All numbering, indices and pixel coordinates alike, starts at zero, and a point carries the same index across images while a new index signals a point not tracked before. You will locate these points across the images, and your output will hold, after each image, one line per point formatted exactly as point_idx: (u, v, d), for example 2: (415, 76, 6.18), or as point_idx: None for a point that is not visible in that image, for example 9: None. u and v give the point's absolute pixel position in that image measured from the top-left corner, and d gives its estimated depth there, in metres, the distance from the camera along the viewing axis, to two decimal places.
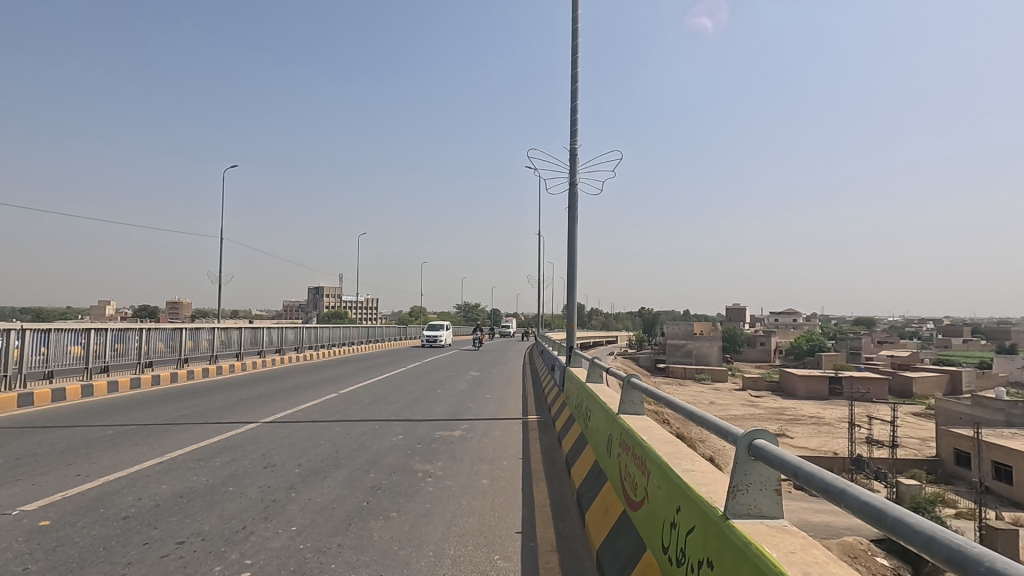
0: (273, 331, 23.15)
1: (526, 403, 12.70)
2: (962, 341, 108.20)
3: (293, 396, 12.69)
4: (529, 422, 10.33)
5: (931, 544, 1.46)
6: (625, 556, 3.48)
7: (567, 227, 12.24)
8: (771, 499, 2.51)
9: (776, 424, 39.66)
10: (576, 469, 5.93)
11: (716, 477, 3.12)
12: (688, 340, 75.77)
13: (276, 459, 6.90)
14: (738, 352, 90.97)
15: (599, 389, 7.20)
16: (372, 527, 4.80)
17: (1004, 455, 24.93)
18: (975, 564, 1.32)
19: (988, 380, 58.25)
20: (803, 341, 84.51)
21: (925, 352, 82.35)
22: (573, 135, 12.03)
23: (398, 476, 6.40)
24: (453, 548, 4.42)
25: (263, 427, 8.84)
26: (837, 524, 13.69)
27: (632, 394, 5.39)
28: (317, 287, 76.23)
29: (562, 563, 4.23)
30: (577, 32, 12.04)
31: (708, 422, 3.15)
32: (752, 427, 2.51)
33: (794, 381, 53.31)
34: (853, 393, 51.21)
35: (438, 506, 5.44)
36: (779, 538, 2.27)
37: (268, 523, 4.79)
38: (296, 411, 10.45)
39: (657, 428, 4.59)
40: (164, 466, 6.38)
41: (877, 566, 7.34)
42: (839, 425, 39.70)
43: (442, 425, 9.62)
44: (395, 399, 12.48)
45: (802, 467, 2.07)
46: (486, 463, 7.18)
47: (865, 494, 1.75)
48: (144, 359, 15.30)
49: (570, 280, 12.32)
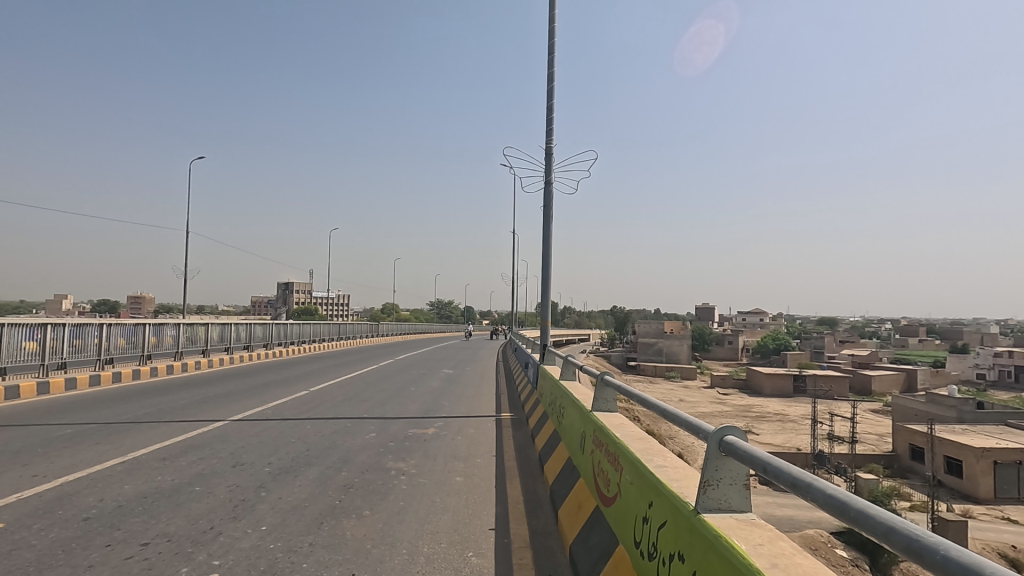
0: (241, 327, 22.65)
1: (499, 401, 12.70)
2: (916, 341, 112.69)
3: (262, 393, 12.42)
4: (502, 419, 10.39)
5: (890, 535, 1.54)
6: (598, 551, 3.54)
7: (542, 225, 12.19)
8: (741, 494, 2.58)
9: (743, 420, 40.71)
10: (550, 466, 5.97)
11: (688, 473, 3.18)
12: (660, 339, 76.62)
13: (245, 458, 6.76)
14: (705, 350, 92.32)
15: (572, 387, 7.21)
16: (343, 526, 4.74)
17: (956, 450, 26.07)
18: (931, 552, 1.40)
19: (943, 377, 60.81)
20: (769, 340, 87.09)
21: (884, 352, 85.45)
22: (549, 135, 12.06)
23: (370, 475, 6.32)
24: (428, 546, 4.41)
25: (231, 426, 8.64)
26: (799, 518, 14.22)
27: (605, 391, 5.45)
28: (287, 283, 76.31)
29: (536, 559, 4.26)
30: (554, 31, 12.05)
31: (678, 419, 3.20)
32: (723, 425, 2.56)
33: (760, 379, 54.92)
34: (816, 390, 52.84)
35: (412, 504, 5.42)
36: (746, 531, 2.34)
37: (237, 523, 4.69)
38: (264, 410, 10.15)
39: (630, 424, 4.68)
40: (126, 466, 6.19)
41: (836, 557, 7.68)
42: (803, 421, 40.94)
43: (413, 424, 9.49)
44: (368, 397, 12.30)
45: (770, 462, 2.12)
46: (459, 461, 7.16)
47: (830, 488, 1.83)
48: (104, 356, 14.80)
49: (544, 277, 12.33)
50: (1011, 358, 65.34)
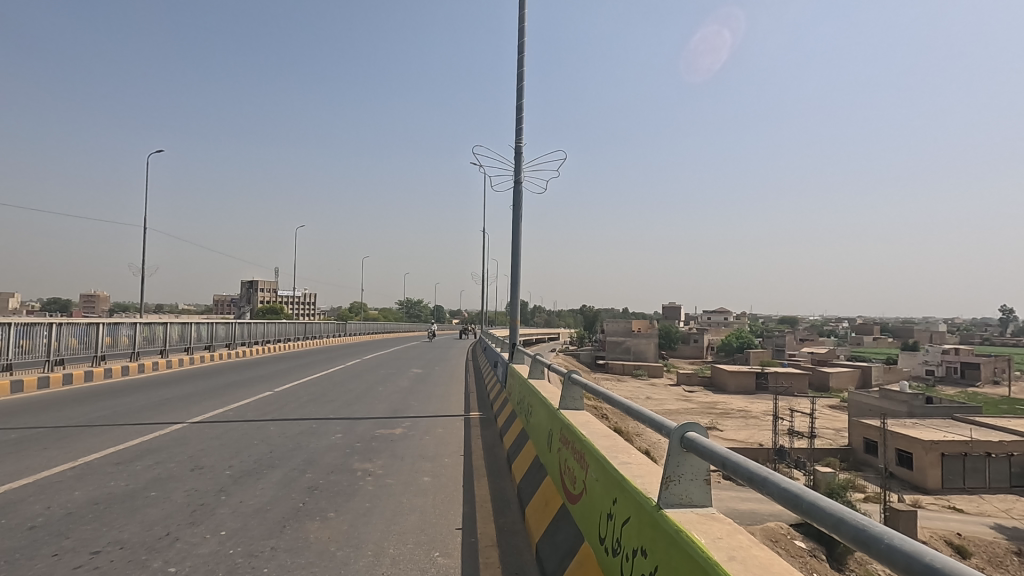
0: (202, 326, 21.98)
1: (468, 401, 12.66)
2: (871, 339, 117.25)
3: (223, 395, 12.09)
4: (471, 418, 10.36)
5: (840, 526, 1.59)
6: (564, 548, 3.57)
7: (512, 224, 12.21)
8: (702, 489, 2.63)
9: (708, 416, 41.63)
10: (518, 464, 6.00)
11: (652, 470, 3.24)
12: (628, 337, 77.69)
13: (204, 461, 6.57)
14: (672, 349, 94.13)
15: (540, 385, 7.24)
16: (307, 529, 4.66)
17: (906, 443, 27.25)
18: (876, 541, 1.46)
19: (896, 373, 63.54)
20: (733, 338, 89.34)
21: (841, 350, 88.61)
22: (518, 134, 12.07)
23: (336, 476, 6.23)
24: (394, 547, 4.37)
25: (190, 428, 8.38)
26: (761, 511, 14.65)
27: (572, 389, 5.49)
28: (250, 282, 74.25)
29: (503, 558, 4.26)
30: (523, 31, 12.07)
31: (643, 417, 3.25)
32: (685, 421, 2.61)
33: (724, 376, 56.26)
34: (777, 387, 54.48)
35: (378, 505, 5.36)
36: (707, 525, 2.40)
37: (196, 528, 4.55)
38: (226, 412, 9.88)
39: (596, 421, 4.73)
40: (77, 472, 5.93)
41: (795, 549, 7.99)
42: (764, 417, 42.14)
43: (380, 424, 9.37)
44: (334, 397, 12.11)
45: (729, 457, 2.18)
46: (426, 461, 7.11)
47: (785, 481, 1.88)
48: (54, 357, 14.14)
49: (514, 276, 12.34)
50: (957, 355, 68.72)
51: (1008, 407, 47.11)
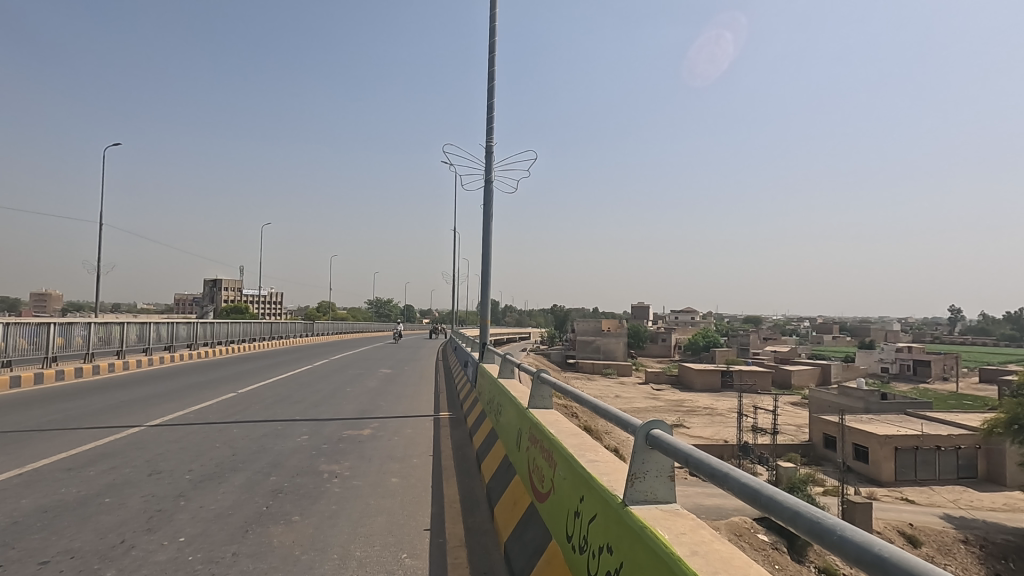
0: (162, 326, 21.27)
1: (438, 401, 12.59)
2: (830, 337, 121.44)
3: (184, 397, 11.72)
4: (440, 418, 10.30)
5: (795, 518, 1.64)
6: (532, 546, 3.59)
7: (482, 223, 12.18)
8: (667, 485, 2.67)
9: (675, 414, 42.42)
10: (487, 464, 5.99)
11: (619, 467, 3.28)
12: (598, 337, 78.51)
13: (163, 466, 6.35)
14: (641, 348, 95.59)
15: (510, 385, 7.24)
16: (270, 533, 4.55)
17: (863, 437, 28.30)
18: (829, 533, 1.51)
19: (853, 371, 66.00)
20: (700, 337, 91.32)
21: (802, 348, 91.51)
22: (489, 133, 12.06)
23: (302, 479, 6.10)
24: (360, 549, 4.32)
25: (148, 432, 8.11)
26: (725, 506, 15.02)
27: (541, 389, 5.52)
28: (214, 280, 72.14)
29: (471, 558, 4.25)
30: (494, 31, 12.05)
31: (610, 415, 3.29)
32: (650, 419, 2.65)
33: (691, 374, 57.41)
34: (742, 384, 55.88)
35: (345, 507, 5.27)
36: (671, 521, 2.44)
37: (152, 535, 4.41)
38: (187, 414, 9.59)
39: (564, 420, 4.76)
40: (25, 478, 5.67)
41: (757, 542, 8.21)
42: (729, 414, 43.17)
43: (348, 425, 9.24)
44: (301, 398, 11.89)
45: (692, 454, 2.21)
46: (395, 462, 7.04)
47: (744, 477, 1.93)
48: (2, 358, 13.50)
49: (484, 276, 12.32)
50: (910, 353, 71.78)
51: (956, 403, 49.45)
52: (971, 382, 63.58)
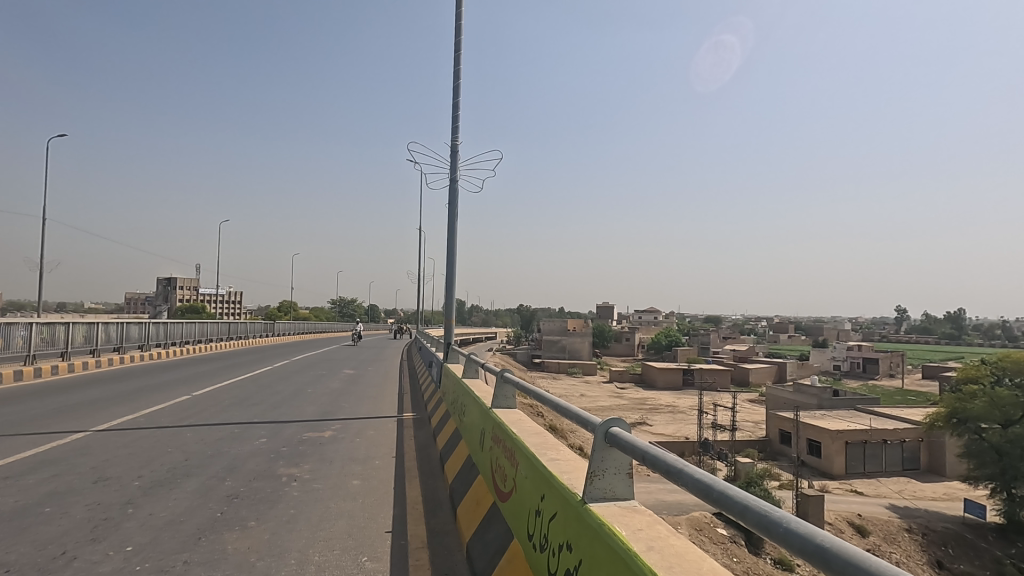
0: (112, 326, 20.34)
1: (402, 401, 12.45)
2: (786, 336, 125.74)
3: (134, 400, 11.24)
4: (404, 419, 10.20)
5: (745, 512, 1.69)
6: (494, 545, 3.59)
7: (447, 222, 12.10)
8: (625, 482, 2.71)
9: (638, 412, 43.14)
10: (451, 464, 5.96)
11: (579, 465, 3.31)
12: (564, 336, 79.15)
13: (110, 473, 6.08)
14: (605, 347, 96.82)
15: (474, 385, 7.23)
16: (225, 540, 4.42)
17: (816, 433, 29.39)
18: (777, 526, 1.56)
19: (807, 368, 68.52)
20: (663, 336, 93.17)
21: (759, 347, 94.50)
22: (454, 132, 11.98)
23: (259, 483, 5.94)
24: (319, 554, 4.23)
25: (95, 437, 7.74)
26: (686, 502, 15.37)
27: (505, 388, 5.53)
28: (167, 278, 69.36)
29: (433, 559, 4.22)
30: (460, 29, 11.98)
31: (570, 414, 3.32)
32: (609, 417, 2.68)
33: (654, 373, 58.50)
34: (702, 383, 57.26)
35: (304, 511, 5.16)
36: (629, 517, 2.48)
37: (97, 545, 4.20)
38: (137, 418, 9.21)
39: (527, 420, 4.78)
40: None
41: (717, 536, 8.43)
42: (691, 412, 44.17)
43: (309, 427, 9.03)
44: (259, 401, 11.56)
45: (649, 451, 2.25)
46: (356, 464, 6.93)
47: (698, 473, 1.97)
48: None
49: (449, 275, 12.25)
50: (860, 351, 75.02)
51: (902, 398, 51.93)
52: (915, 379, 66.86)
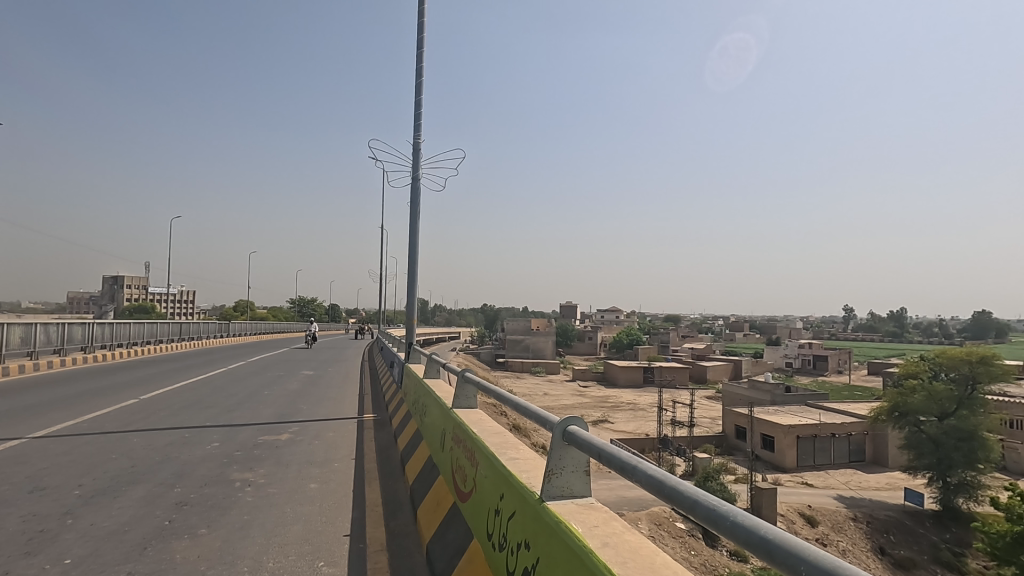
0: (51, 327, 19.22)
1: (363, 402, 12.25)
2: (742, 335, 129.80)
3: (76, 405, 10.66)
4: (364, 420, 10.03)
5: (694, 507, 1.73)
6: (454, 546, 3.57)
7: (409, 221, 11.96)
8: (582, 480, 2.75)
9: (600, 410, 43.71)
10: (411, 465, 5.90)
11: (538, 463, 3.33)
12: (527, 336, 79.47)
13: (47, 482, 5.75)
14: (569, 346, 97.67)
15: (435, 385, 7.17)
16: (173, 549, 4.24)
17: (769, 428, 30.45)
18: (724, 519, 1.60)
19: (762, 366, 70.93)
20: (624, 335, 94.70)
21: (717, 345, 97.36)
22: (416, 129, 11.86)
23: (210, 489, 5.73)
24: (273, 560, 4.12)
25: (31, 445, 7.31)
26: (646, 497, 15.69)
27: (466, 388, 5.51)
28: (114, 277, 66.05)
29: (392, 562, 4.17)
30: (423, 25, 11.86)
31: (529, 413, 3.34)
32: (567, 415, 2.70)
33: (616, 371, 59.39)
34: (663, 380, 58.49)
35: (258, 517, 5.01)
36: (585, 514, 2.51)
37: (31, 559, 3.97)
38: (79, 424, 8.75)
39: (487, 420, 4.77)
40: None
41: (675, 530, 8.63)
42: (651, 409, 45.04)
43: (265, 430, 8.77)
44: (211, 404, 11.15)
45: (606, 449, 2.28)
46: (314, 467, 6.78)
47: (652, 469, 2.01)
48: None
49: (411, 274, 12.12)
50: (811, 348, 78.20)
51: (848, 393, 54.44)
52: (861, 375, 70.21)
